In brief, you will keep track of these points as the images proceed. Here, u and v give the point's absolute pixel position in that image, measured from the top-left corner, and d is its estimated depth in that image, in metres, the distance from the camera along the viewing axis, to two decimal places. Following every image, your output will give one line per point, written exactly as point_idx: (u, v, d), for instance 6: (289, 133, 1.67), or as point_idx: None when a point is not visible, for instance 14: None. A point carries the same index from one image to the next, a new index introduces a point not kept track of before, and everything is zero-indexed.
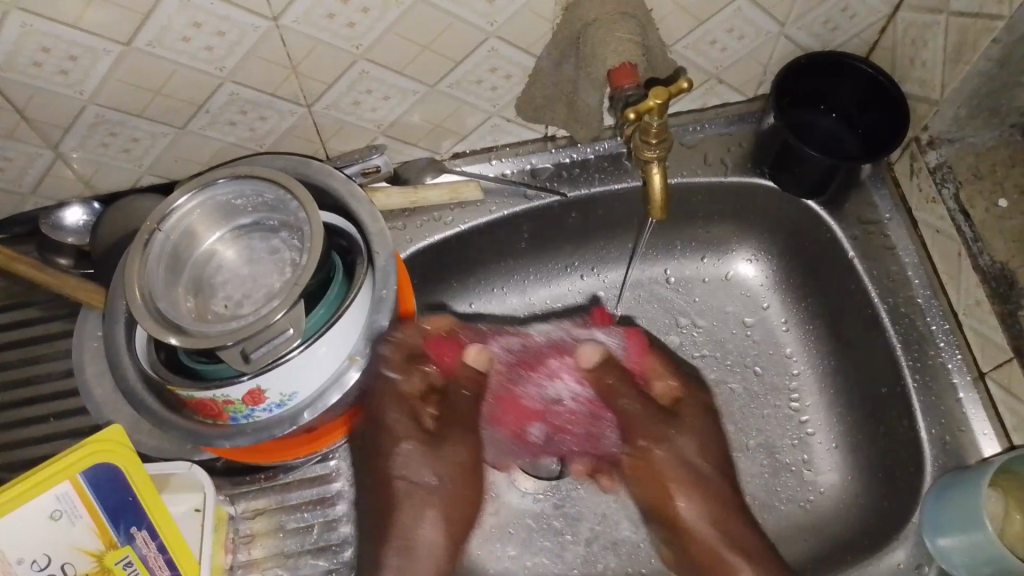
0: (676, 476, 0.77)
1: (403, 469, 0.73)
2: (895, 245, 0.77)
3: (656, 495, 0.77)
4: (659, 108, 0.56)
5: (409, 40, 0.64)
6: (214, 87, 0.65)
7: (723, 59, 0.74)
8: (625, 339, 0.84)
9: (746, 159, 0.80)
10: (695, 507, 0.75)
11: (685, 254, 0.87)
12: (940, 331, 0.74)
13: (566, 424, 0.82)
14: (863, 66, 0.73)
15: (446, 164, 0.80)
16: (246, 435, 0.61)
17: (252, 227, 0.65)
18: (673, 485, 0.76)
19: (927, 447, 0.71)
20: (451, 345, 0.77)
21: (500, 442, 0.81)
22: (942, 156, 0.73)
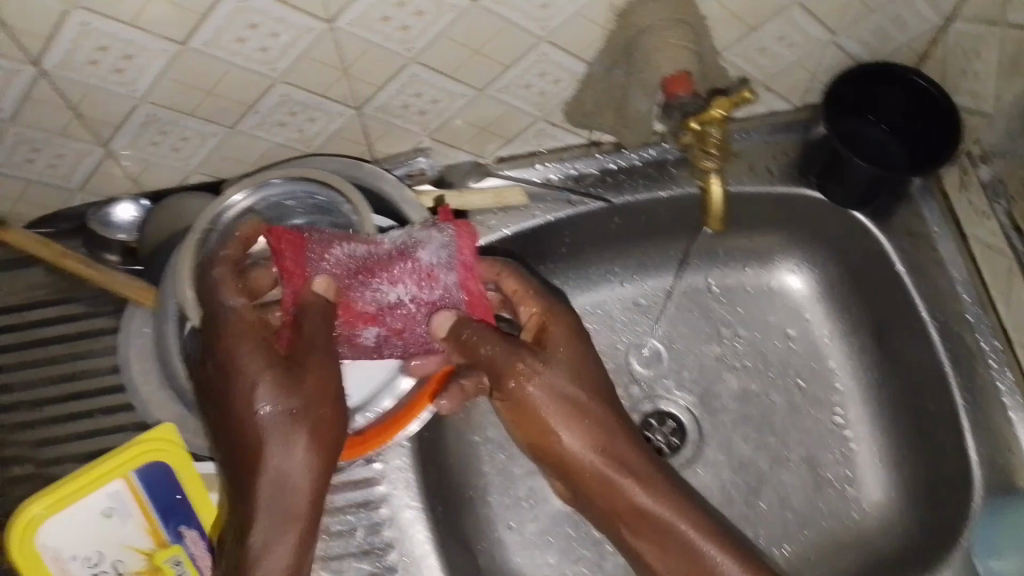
0: (547, 406, 0.63)
1: (237, 404, 0.57)
2: (943, 256, 0.75)
3: (535, 433, 0.64)
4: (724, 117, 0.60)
5: (461, 44, 0.64)
6: (266, 88, 0.65)
7: (773, 67, 0.73)
8: (454, 236, 0.61)
9: (793, 167, 0.79)
10: (578, 439, 0.64)
11: (728, 263, 0.86)
12: (991, 350, 0.72)
13: (399, 325, 0.62)
14: (917, 78, 0.72)
15: (492, 168, 0.80)
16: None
17: (302, 230, 0.66)
18: (552, 421, 0.63)
19: (977, 467, 0.70)
20: (301, 242, 0.59)
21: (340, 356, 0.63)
22: (994, 171, 0.73)
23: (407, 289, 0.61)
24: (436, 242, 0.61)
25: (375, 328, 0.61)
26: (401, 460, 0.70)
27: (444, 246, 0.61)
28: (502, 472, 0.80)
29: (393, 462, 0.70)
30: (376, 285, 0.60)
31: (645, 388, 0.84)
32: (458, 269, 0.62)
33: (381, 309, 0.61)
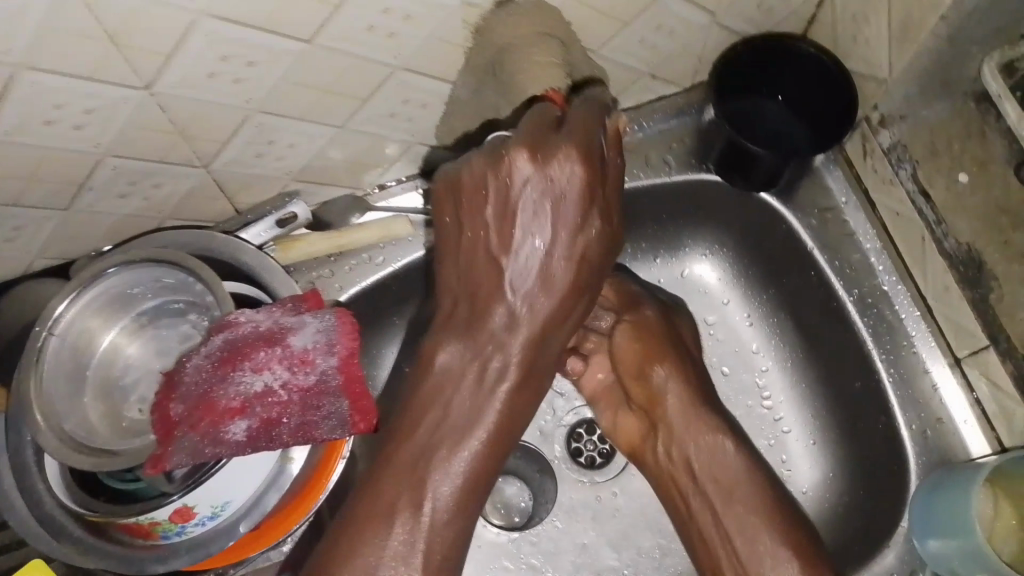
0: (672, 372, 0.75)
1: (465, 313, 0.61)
2: (853, 230, 0.73)
3: (633, 374, 0.77)
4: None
5: (309, 86, 0.58)
6: (93, 164, 0.57)
7: (654, 57, 0.68)
8: (333, 321, 0.57)
9: (690, 154, 0.75)
10: (677, 383, 0.75)
11: (637, 257, 0.82)
12: (909, 318, 0.71)
13: (270, 416, 0.54)
14: (801, 46, 0.68)
15: (371, 200, 0.74)
16: (182, 556, 0.58)
17: (158, 313, 0.60)
18: (660, 356, 0.75)
19: (910, 444, 0.69)
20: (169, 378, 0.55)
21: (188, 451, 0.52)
22: (896, 135, 0.68)
23: (277, 375, 0.55)
24: (312, 327, 0.57)
25: (244, 422, 0.54)
26: (312, 535, 0.71)
27: (320, 330, 0.57)
28: None
29: (304, 538, 0.71)
30: (240, 377, 0.54)
31: (568, 400, 0.83)
32: (338, 354, 0.56)
33: (247, 401, 0.54)
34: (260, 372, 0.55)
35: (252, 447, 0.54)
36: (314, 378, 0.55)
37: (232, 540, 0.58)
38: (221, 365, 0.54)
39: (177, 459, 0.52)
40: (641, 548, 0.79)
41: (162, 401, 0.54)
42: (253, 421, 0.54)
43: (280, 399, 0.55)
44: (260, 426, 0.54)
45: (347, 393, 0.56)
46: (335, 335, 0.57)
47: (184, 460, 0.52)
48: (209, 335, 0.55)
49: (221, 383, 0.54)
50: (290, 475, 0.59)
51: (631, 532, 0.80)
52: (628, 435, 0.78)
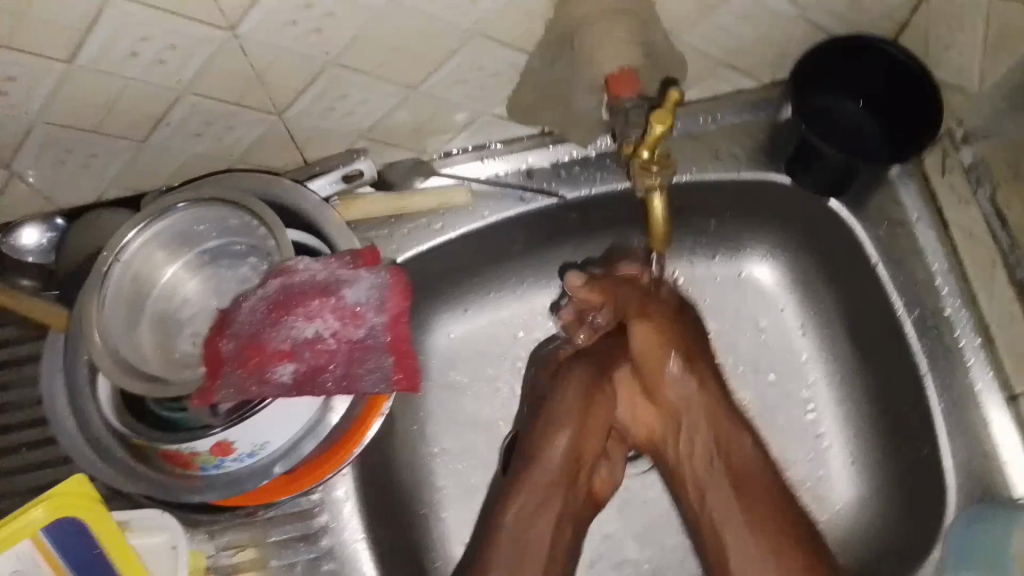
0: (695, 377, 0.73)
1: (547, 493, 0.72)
2: (923, 247, 0.70)
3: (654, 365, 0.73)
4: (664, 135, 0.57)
5: (384, 44, 0.58)
6: (172, 99, 0.58)
7: (735, 48, 0.66)
8: (386, 279, 0.57)
9: (760, 152, 0.73)
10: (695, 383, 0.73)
11: (696, 252, 0.81)
12: (970, 345, 0.68)
13: (317, 363, 0.55)
14: (891, 50, 0.65)
15: (436, 165, 0.74)
16: (215, 489, 0.59)
17: (219, 252, 0.61)
18: (683, 344, 0.72)
19: (953, 475, 0.67)
20: (224, 314, 0.57)
21: (234, 387, 0.54)
22: (977, 153, 0.68)
23: (328, 325, 0.56)
24: (366, 282, 0.57)
25: (290, 365, 0.55)
26: (343, 489, 0.70)
27: (374, 286, 0.57)
28: (461, 486, 0.78)
29: (334, 492, 0.69)
30: (292, 323, 0.55)
31: None
32: (387, 313, 0.57)
33: (297, 346, 0.55)
34: (312, 318, 0.56)
35: (297, 392, 0.55)
36: (362, 333, 0.56)
37: (265, 480, 0.59)
38: (275, 309, 0.55)
39: (221, 394, 0.54)
40: (664, 546, 0.78)
41: (215, 337, 0.56)
42: (300, 366, 0.55)
43: (328, 349, 0.55)
44: (306, 373, 0.55)
45: (393, 351, 0.56)
46: (386, 291, 0.57)
47: (228, 396, 0.54)
48: (267, 278, 0.56)
49: (271, 325, 0.55)
50: (330, 423, 0.60)
51: (654, 529, 0.79)
52: (650, 426, 0.76)
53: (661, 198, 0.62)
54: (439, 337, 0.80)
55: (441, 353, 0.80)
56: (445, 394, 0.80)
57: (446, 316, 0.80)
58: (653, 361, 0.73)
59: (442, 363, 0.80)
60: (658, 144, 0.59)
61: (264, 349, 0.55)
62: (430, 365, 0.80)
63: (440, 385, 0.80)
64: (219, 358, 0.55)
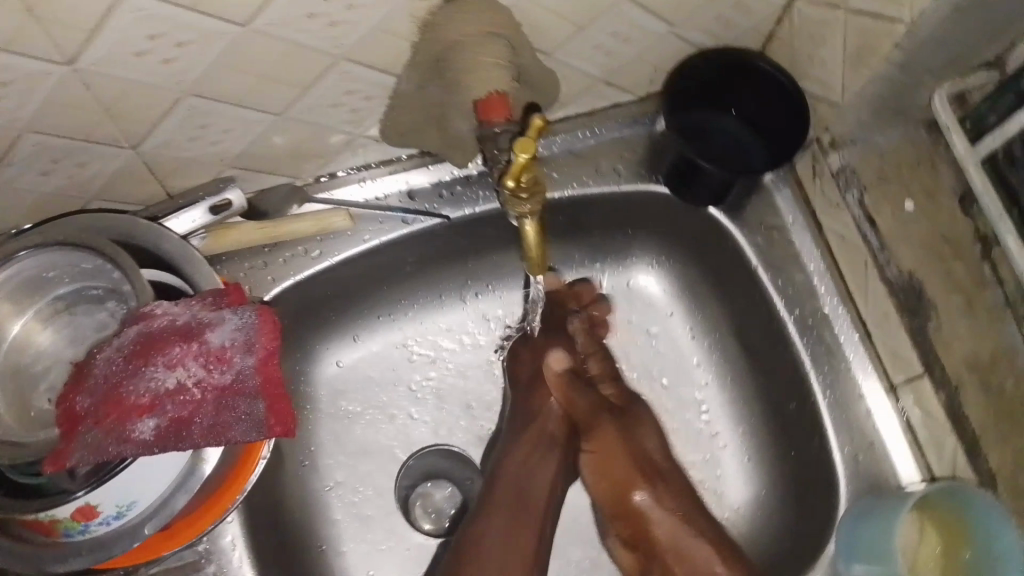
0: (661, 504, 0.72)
1: None
2: (799, 250, 0.72)
3: (616, 483, 0.72)
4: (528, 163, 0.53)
5: (244, 71, 0.55)
6: (13, 139, 0.54)
7: (611, 62, 0.66)
8: (253, 320, 0.56)
9: (640, 164, 0.74)
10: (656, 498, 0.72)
11: (583, 264, 0.80)
12: (848, 342, 0.70)
13: (182, 415, 0.52)
14: (761, 64, 0.66)
15: (311, 190, 0.71)
16: (82, 557, 0.56)
17: (74, 299, 0.57)
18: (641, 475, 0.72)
19: (841, 469, 0.69)
20: (80, 368, 0.53)
21: (91, 450, 0.49)
22: (846, 159, 0.69)
23: (192, 372, 0.53)
24: (231, 324, 0.55)
25: (152, 421, 0.51)
26: (231, 536, 0.67)
27: (239, 327, 0.55)
28: (357, 517, 0.76)
29: (221, 540, 0.67)
30: (153, 373, 0.52)
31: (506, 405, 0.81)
32: (256, 354, 0.55)
33: (158, 397, 0.51)
34: (175, 367, 0.53)
35: (162, 449, 0.51)
36: (230, 376, 0.54)
37: (135, 542, 0.56)
38: (134, 358, 0.52)
39: (78, 457, 0.49)
40: (568, 562, 0.78)
41: (68, 394, 0.52)
42: (163, 419, 0.51)
43: (193, 398, 0.52)
44: (170, 426, 0.51)
45: (265, 394, 0.54)
46: (253, 336, 0.55)
47: (84, 460, 0.49)
48: (124, 326, 0.53)
49: (131, 377, 0.52)
50: (200, 476, 0.57)
51: (556, 545, 0.78)
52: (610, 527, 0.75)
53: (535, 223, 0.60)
54: (328, 365, 0.77)
55: (330, 383, 0.78)
56: (339, 424, 0.77)
57: (333, 344, 0.77)
58: (608, 481, 0.73)
59: (331, 392, 0.78)
60: (526, 173, 0.55)
61: (125, 404, 0.51)
62: (319, 396, 0.77)
63: (332, 415, 0.77)
64: (75, 415, 0.51)
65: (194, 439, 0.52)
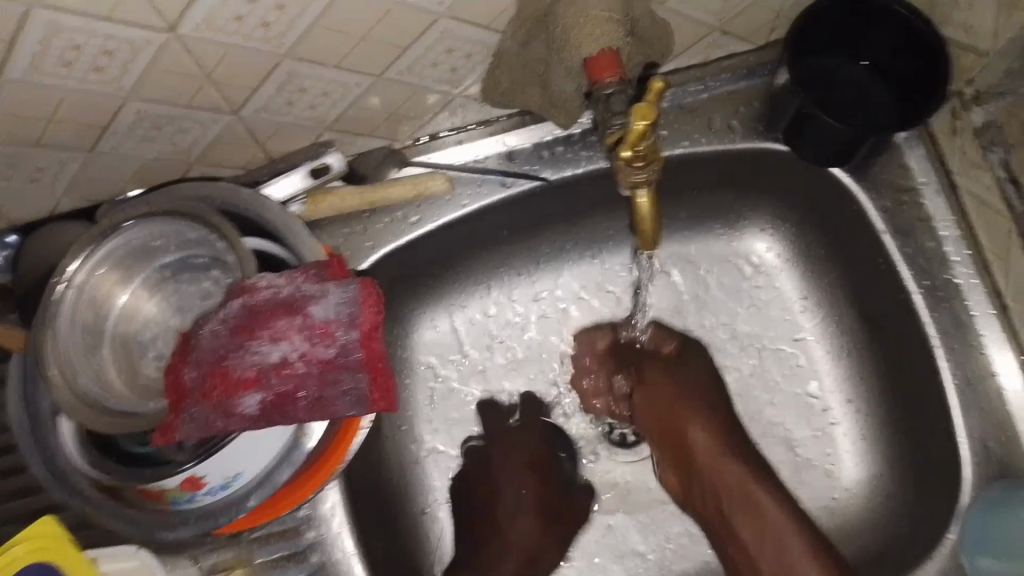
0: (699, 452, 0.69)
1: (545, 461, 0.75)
2: (932, 216, 0.66)
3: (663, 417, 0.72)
4: (648, 131, 0.48)
5: (342, 33, 0.53)
6: (116, 107, 0.53)
7: (727, 12, 0.61)
8: (356, 292, 0.53)
9: (756, 121, 0.68)
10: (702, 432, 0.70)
11: (693, 229, 0.77)
12: (983, 316, 0.65)
13: (286, 390, 0.52)
14: (897, 8, 0.60)
15: (410, 152, 0.70)
16: (190, 524, 0.57)
17: (179, 268, 0.57)
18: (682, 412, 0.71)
19: (968, 453, 0.64)
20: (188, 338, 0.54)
21: (201, 425, 0.51)
22: (989, 114, 0.63)
23: (295, 346, 0.52)
24: (334, 297, 0.53)
25: (257, 396, 0.51)
26: (331, 501, 0.66)
27: (344, 301, 0.53)
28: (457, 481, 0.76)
29: (322, 505, 0.66)
30: (257, 346, 0.52)
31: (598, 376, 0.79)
32: (360, 328, 0.53)
33: (263, 372, 0.52)
34: (278, 343, 0.52)
35: (266, 422, 0.52)
36: (333, 351, 0.52)
37: (241, 513, 0.57)
38: (239, 331, 0.53)
39: (185, 428, 0.52)
40: (668, 536, 0.76)
41: (179, 366, 0.53)
42: (268, 394, 0.52)
43: (297, 372, 0.52)
44: (275, 401, 0.52)
45: (368, 369, 0.53)
46: (355, 311, 0.53)
47: (197, 432, 0.52)
48: (228, 297, 0.53)
49: (235, 352, 0.52)
50: (304, 451, 0.57)
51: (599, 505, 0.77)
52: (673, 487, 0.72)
53: (650, 193, 0.54)
54: (425, 330, 0.77)
55: (428, 347, 0.77)
56: (435, 387, 0.78)
57: (432, 308, 0.76)
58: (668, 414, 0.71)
59: (429, 357, 0.77)
60: (644, 142, 0.50)
61: (228, 379, 0.51)
62: (417, 360, 0.77)
63: (429, 379, 0.78)
64: (185, 387, 0.52)
65: (297, 413, 0.52)
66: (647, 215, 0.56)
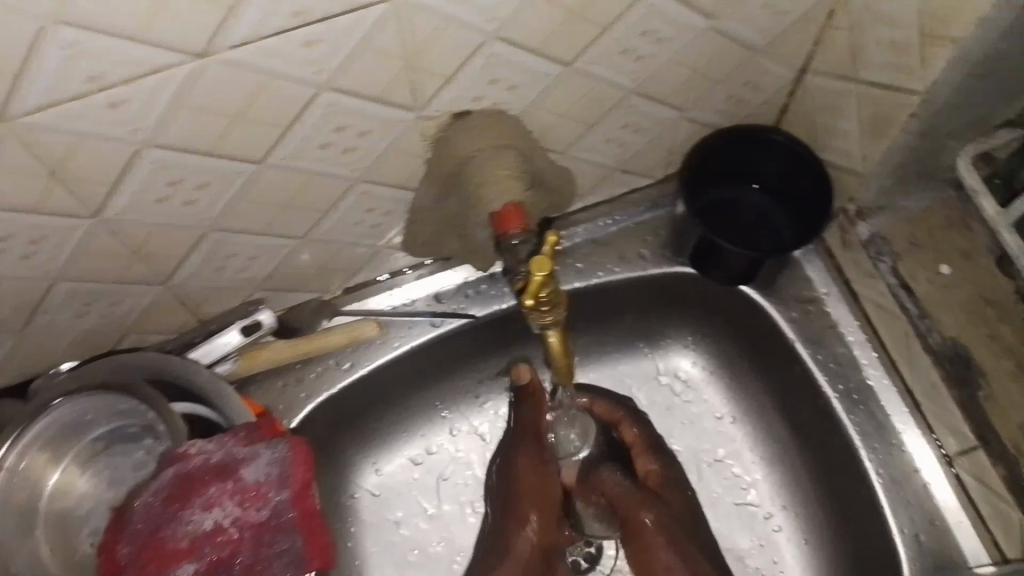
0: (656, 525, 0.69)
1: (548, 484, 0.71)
2: (838, 322, 0.71)
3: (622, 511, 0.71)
4: (547, 279, 0.53)
5: (264, 203, 0.56)
6: (46, 289, 0.55)
7: (625, 153, 0.66)
8: (287, 451, 0.56)
9: (665, 247, 0.73)
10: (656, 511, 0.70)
11: (620, 350, 0.80)
12: (898, 414, 0.69)
13: (221, 555, 0.52)
14: (774, 136, 0.66)
15: (340, 303, 0.72)
16: None
17: (111, 440, 0.58)
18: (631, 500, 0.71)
19: (903, 548, 0.66)
20: (118, 514, 0.54)
21: None
22: (874, 228, 0.69)
23: (229, 512, 0.54)
24: (265, 458, 0.55)
25: (192, 565, 0.52)
26: None
27: (274, 461, 0.55)
28: None
29: None
30: (189, 515, 0.53)
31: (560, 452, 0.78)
32: (291, 486, 0.55)
33: (196, 541, 0.52)
34: (214, 510, 0.53)
35: None
36: (266, 513, 0.54)
37: None
38: (172, 502, 0.53)
39: None
40: None
41: (110, 543, 0.52)
42: (202, 563, 0.52)
43: (231, 538, 0.53)
44: (210, 567, 0.52)
45: (301, 527, 0.55)
46: (286, 472, 0.55)
47: None
48: (160, 468, 0.54)
49: (168, 525, 0.52)
50: None
51: None
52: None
53: (559, 330, 0.58)
54: (368, 473, 0.77)
55: (371, 492, 0.77)
56: (382, 531, 0.77)
57: (374, 453, 0.77)
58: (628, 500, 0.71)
59: (374, 502, 0.77)
60: (546, 289, 0.54)
61: (162, 552, 0.51)
62: (361, 506, 0.77)
63: (374, 522, 0.77)
64: (117, 564, 0.52)
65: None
66: (557, 351, 0.60)
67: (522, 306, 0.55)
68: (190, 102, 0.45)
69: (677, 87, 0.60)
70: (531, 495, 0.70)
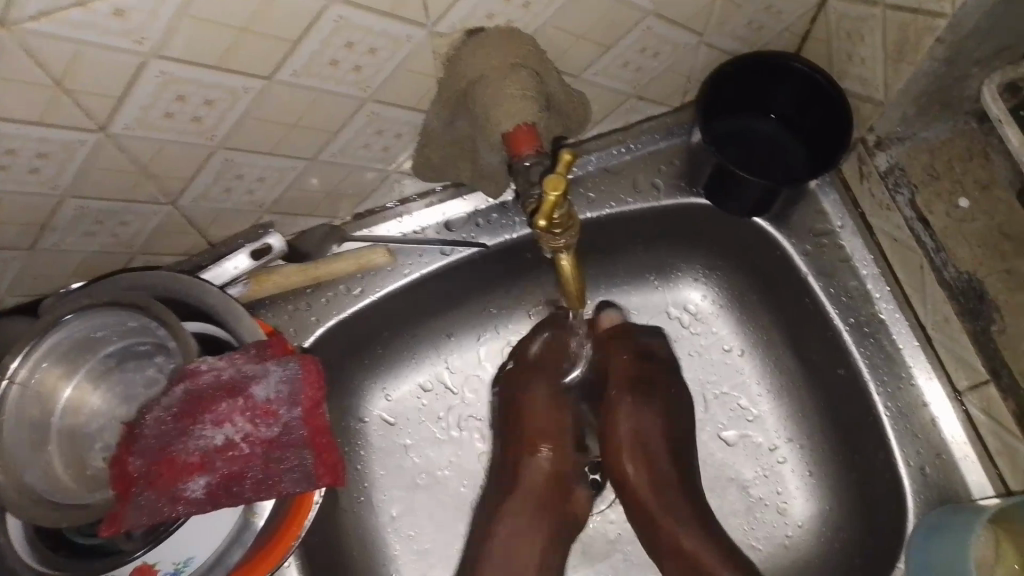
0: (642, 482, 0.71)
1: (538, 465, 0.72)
2: (851, 256, 0.71)
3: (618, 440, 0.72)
4: (559, 201, 0.52)
5: (273, 122, 0.55)
6: (54, 206, 0.55)
7: (640, 78, 0.65)
8: (298, 370, 0.56)
9: (680, 177, 0.72)
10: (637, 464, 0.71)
11: (631, 281, 0.80)
12: (909, 349, 0.68)
13: (233, 470, 0.54)
14: (793, 63, 0.64)
15: (350, 229, 0.72)
16: None
17: (123, 356, 0.58)
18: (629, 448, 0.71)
19: (909, 481, 0.67)
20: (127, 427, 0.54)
21: (147, 515, 0.52)
22: (892, 159, 0.66)
23: (240, 428, 0.54)
24: (276, 376, 0.55)
25: (203, 479, 0.53)
26: None
27: (285, 379, 0.55)
28: (414, 551, 0.76)
29: None
30: (201, 431, 0.53)
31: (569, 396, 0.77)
32: (302, 404, 0.55)
33: (208, 455, 0.53)
34: (224, 426, 0.54)
35: (215, 503, 0.54)
36: (277, 430, 0.55)
37: None
38: (182, 417, 0.53)
39: (133, 519, 0.52)
40: None
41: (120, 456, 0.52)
42: (214, 476, 0.53)
43: (242, 453, 0.54)
44: (222, 481, 0.54)
45: (311, 444, 0.56)
46: (297, 392, 0.56)
47: (142, 521, 0.52)
48: (171, 385, 0.53)
49: (178, 438, 0.53)
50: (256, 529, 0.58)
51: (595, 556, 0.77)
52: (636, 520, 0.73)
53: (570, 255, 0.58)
54: (377, 398, 0.78)
55: (380, 417, 0.78)
56: (391, 453, 0.78)
57: (383, 378, 0.77)
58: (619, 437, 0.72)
59: (383, 426, 0.78)
60: (558, 210, 0.53)
61: (174, 465, 0.52)
62: (371, 430, 0.78)
63: (383, 446, 0.78)
64: (126, 476, 0.52)
65: (246, 492, 0.54)
66: (569, 277, 0.59)
67: (534, 226, 0.54)
68: (195, 11, 0.44)
69: (695, 10, 0.59)
70: (531, 486, 0.71)
